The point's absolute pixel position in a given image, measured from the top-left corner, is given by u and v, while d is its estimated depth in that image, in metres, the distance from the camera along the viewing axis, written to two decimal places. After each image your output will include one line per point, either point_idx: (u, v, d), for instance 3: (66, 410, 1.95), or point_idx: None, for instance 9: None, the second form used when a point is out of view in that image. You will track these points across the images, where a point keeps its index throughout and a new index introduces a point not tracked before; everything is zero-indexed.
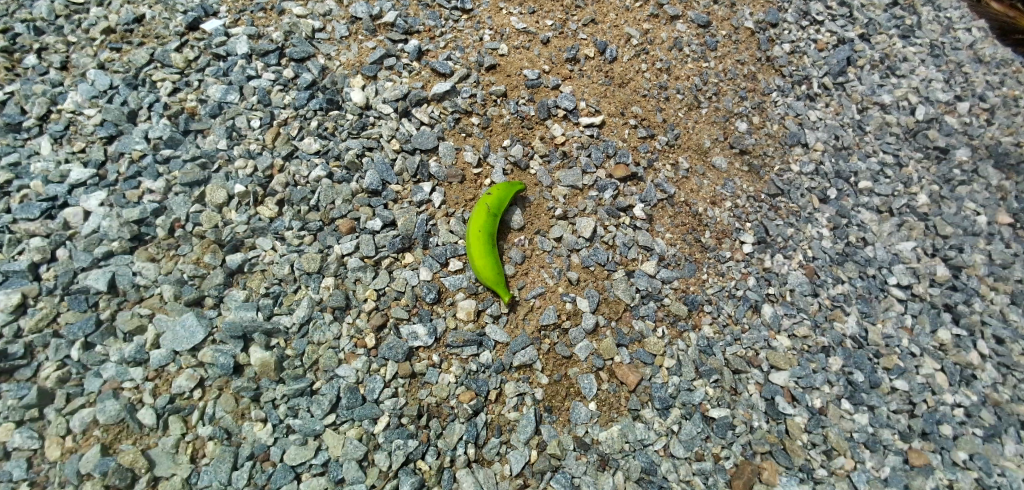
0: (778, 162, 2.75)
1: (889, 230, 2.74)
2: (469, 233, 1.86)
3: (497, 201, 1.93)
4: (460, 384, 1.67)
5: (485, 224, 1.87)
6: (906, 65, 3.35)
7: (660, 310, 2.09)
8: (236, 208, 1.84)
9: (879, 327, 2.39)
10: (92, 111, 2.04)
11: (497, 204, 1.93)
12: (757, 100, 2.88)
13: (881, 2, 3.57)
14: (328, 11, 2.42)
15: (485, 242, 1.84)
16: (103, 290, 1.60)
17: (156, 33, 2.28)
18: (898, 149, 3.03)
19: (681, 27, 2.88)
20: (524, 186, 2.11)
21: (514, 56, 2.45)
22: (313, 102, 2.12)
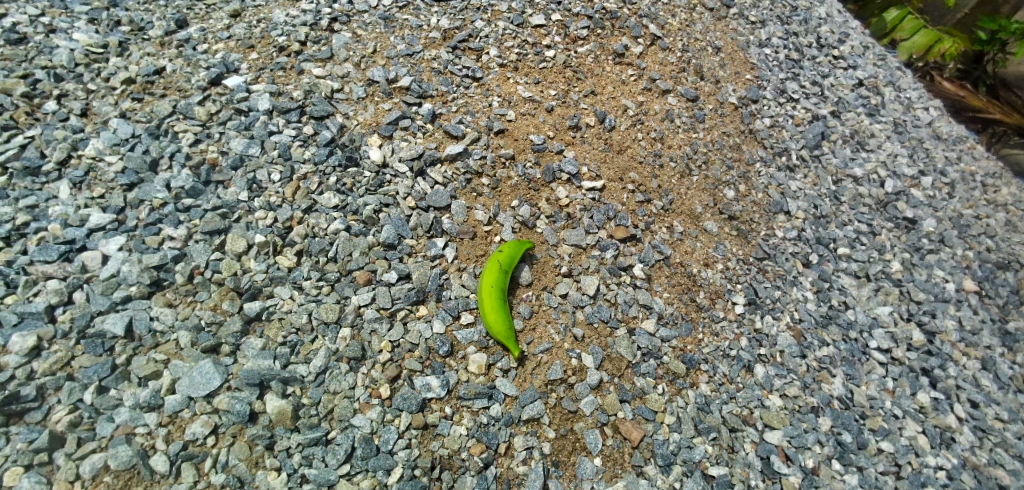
0: (763, 228, 2.94)
1: (867, 294, 2.91)
2: (482, 287, 1.95)
3: (508, 257, 2.03)
4: (471, 436, 1.69)
5: (496, 279, 1.95)
6: (874, 139, 3.67)
7: (659, 368, 2.16)
8: (256, 257, 1.89)
9: (864, 389, 2.49)
10: (114, 158, 2.08)
11: (507, 260, 2.03)
12: (742, 169, 3.11)
13: (847, 83, 3.95)
14: (347, 73, 2.59)
15: (497, 296, 1.92)
16: (120, 335, 1.60)
17: (178, 85, 2.40)
18: (871, 220, 3.26)
19: (672, 100, 3.14)
20: (531, 242, 2.23)
21: (521, 122, 2.64)
22: (333, 159, 2.24)
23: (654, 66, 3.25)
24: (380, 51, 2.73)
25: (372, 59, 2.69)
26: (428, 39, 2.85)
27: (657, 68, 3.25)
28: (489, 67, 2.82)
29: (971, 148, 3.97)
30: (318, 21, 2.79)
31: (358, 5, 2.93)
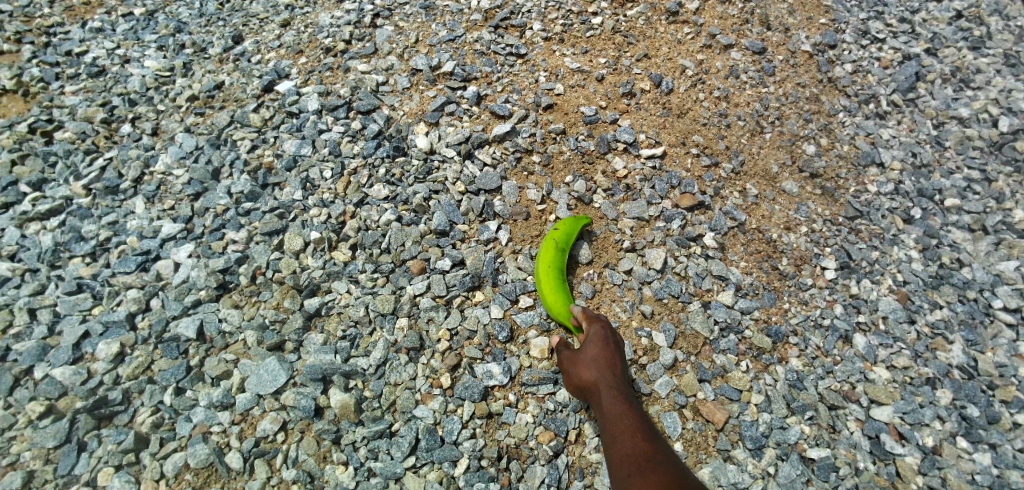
0: (853, 184, 2.61)
1: (986, 249, 2.50)
2: (539, 267, 1.84)
3: (565, 234, 1.90)
4: (538, 424, 1.59)
5: (555, 258, 1.83)
6: (981, 76, 3.16)
7: (742, 343, 1.96)
8: (313, 254, 1.90)
9: (991, 356, 2.14)
10: (181, 171, 2.18)
11: (565, 238, 1.90)
12: (823, 121, 2.78)
13: (943, 16, 3.44)
14: (390, 66, 2.57)
15: (555, 277, 1.80)
16: (192, 338, 1.65)
17: (235, 97, 2.48)
18: (984, 164, 2.80)
19: (736, 55, 2.86)
20: (589, 217, 2.09)
21: (571, 94, 2.49)
22: (381, 151, 2.22)
23: (712, 20, 2.97)
24: (422, 40, 2.68)
25: (414, 48, 2.65)
26: (469, 21, 2.77)
27: (716, 22, 2.97)
28: (533, 42, 2.70)
29: None
30: (362, 19, 2.78)
31: None
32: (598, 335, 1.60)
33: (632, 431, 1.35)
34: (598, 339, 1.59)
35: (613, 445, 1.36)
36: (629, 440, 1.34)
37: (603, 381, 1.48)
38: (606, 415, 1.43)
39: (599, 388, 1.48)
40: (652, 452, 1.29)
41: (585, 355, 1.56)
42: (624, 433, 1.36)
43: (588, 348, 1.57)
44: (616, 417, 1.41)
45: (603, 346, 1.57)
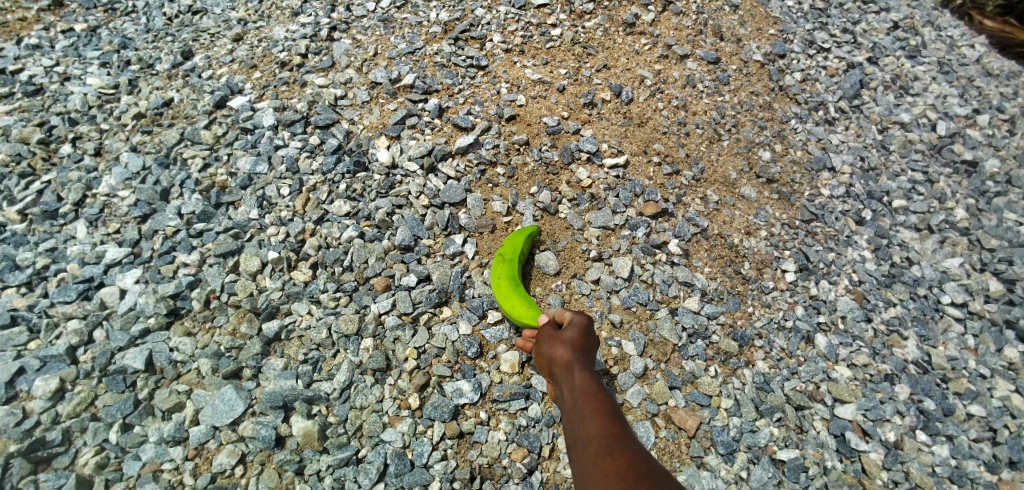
0: (807, 188, 2.71)
1: (932, 248, 2.63)
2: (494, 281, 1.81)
3: (512, 246, 1.89)
4: (511, 441, 1.57)
5: (507, 270, 1.81)
6: (918, 83, 3.36)
7: (709, 348, 1.99)
8: (271, 275, 1.83)
9: (941, 350, 2.25)
10: (126, 193, 2.06)
11: (512, 250, 1.88)
12: (776, 128, 2.88)
13: (882, 26, 3.63)
14: (349, 79, 2.52)
15: (512, 286, 1.78)
16: (140, 369, 1.55)
17: (185, 113, 2.38)
18: (926, 166, 2.96)
19: (692, 65, 2.94)
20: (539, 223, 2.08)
21: (533, 106, 2.50)
22: (340, 166, 2.16)
23: (668, 32, 3.05)
24: (381, 53, 2.65)
25: (373, 62, 2.61)
26: (429, 33, 2.75)
27: (672, 33, 3.05)
28: (494, 54, 2.70)
29: None
30: (318, 32, 2.74)
31: (356, 10, 2.86)
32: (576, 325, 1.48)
33: (598, 409, 1.14)
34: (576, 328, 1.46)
35: (572, 431, 1.14)
36: (595, 421, 1.10)
37: (577, 365, 1.31)
38: (573, 397, 1.23)
39: (572, 370, 1.31)
40: (616, 432, 1.06)
41: (559, 340, 1.42)
42: (587, 413, 1.14)
43: (564, 333, 1.45)
44: (582, 398, 1.19)
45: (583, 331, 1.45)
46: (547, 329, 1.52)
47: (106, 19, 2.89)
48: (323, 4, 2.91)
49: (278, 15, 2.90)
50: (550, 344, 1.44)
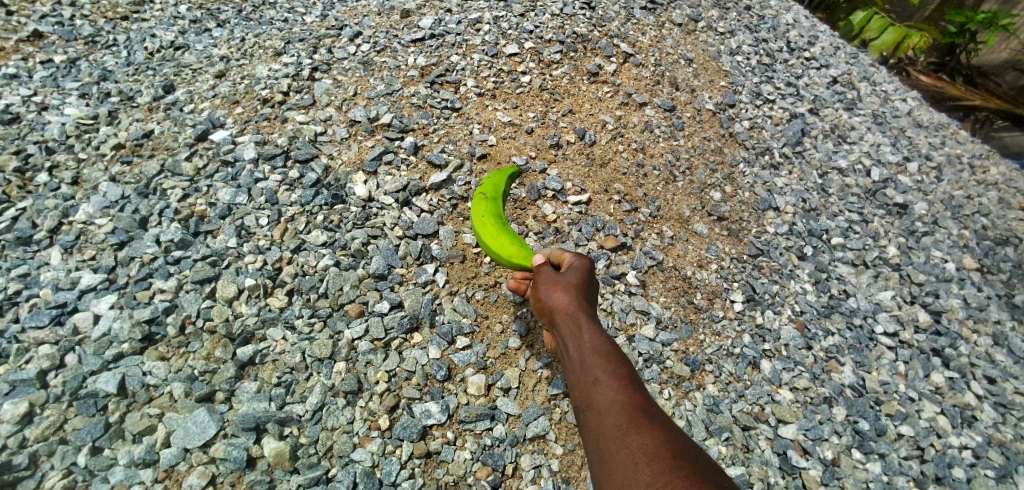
0: (754, 225, 2.96)
1: (867, 281, 2.90)
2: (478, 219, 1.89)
3: (492, 188, 1.98)
4: (476, 460, 1.67)
5: (489, 207, 1.90)
6: (855, 133, 3.73)
7: (664, 373, 2.13)
8: (247, 301, 1.89)
9: (875, 374, 2.47)
10: (104, 220, 2.11)
11: (493, 191, 1.98)
12: (726, 171, 3.16)
13: (821, 81, 4.04)
14: (329, 117, 2.66)
15: (494, 219, 1.85)
16: (112, 393, 1.58)
17: (166, 145, 2.45)
18: (861, 208, 3.28)
19: (650, 112, 3.22)
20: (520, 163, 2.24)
21: (503, 146, 2.69)
22: (318, 199, 2.27)
23: (628, 81, 3.34)
24: (361, 93, 2.81)
25: (353, 101, 2.77)
26: (407, 77, 2.94)
27: (632, 83, 3.34)
28: (468, 97, 2.90)
29: (953, 133, 4.09)
30: (300, 72, 2.89)
31: (338, 53, 3.05)
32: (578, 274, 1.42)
33: (614, 375, 1.07)
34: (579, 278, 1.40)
35: (583, 397, 1.08)
36: (613, 387, 1.04)
37: (584, 320, 1.25)
38: (582, 356, 1.16)
39: (577, 324, 1.24)
40: (638, 403, 1.00)
41: (563, 290, 1.35)
42: (603, 377, 1.07)
43: (568, 282, 1.38)
44: (595, 359, 1.13)
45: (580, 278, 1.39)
46: (548, 275, 1.44)
47: (87, 52, 2.97)
48: (306, 46, 3.08)
49: (261, 54, 3.04)
50: (546, 288, 1.38)
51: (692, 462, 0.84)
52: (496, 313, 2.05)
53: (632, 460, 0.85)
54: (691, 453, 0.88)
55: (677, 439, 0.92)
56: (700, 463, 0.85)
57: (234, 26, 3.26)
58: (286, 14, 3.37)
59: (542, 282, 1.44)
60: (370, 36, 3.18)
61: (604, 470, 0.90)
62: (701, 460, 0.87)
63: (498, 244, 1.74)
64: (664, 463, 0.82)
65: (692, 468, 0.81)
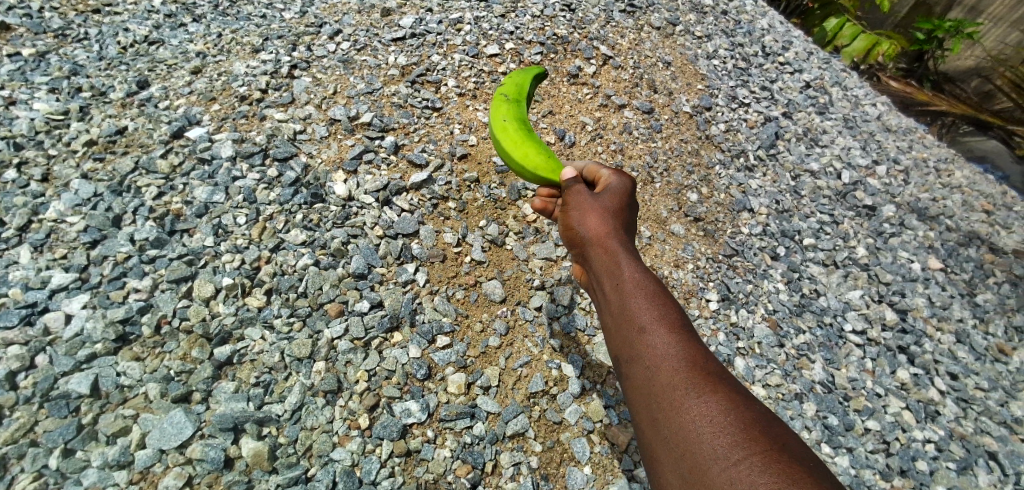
0: (729, 226, 3.05)
1: (837, 281, 3.00)
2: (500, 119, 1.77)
3: (516, 91, 1.85)
4: (456, 458, 1.69)
5: (512, 109, 1.78)
6: (827, 136, 3.85)
7: None
8: (224, 301, 1.88)
9: (844, 371, 2.57)
10: (75, 218, 2.07)
11: (517, 95, 1.85)
12: (702, 173, 3.24)
13: (795, 86, 4.15)
14: (308, 115, 2.65)
15: (517, 121, 1.74)
16: (85, 394, 1.56)
17: (140, 142, 2.41)
18: (832, 209, 3.38)
19: (628, 114, 3.27)
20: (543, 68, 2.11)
21: (483, 145, 2.70)
22: (297, 197, 2.25)
23: (608, 83, 3.40)
24: (340, 92, 2.80)
25: (332, 99, 2.75)
26: (387, 76, 2.94)
27: (611, 85, 3.40)
28: (448, 97, 2.91)
29: (921, 137, 4.25)
30: (279, 69, 2.86)
31: (317, 51, 3.03)
32: (613, 202, 1.39)
33: (664, 319, 1.08)
34: (613, 207, 1.38)
35: (630, 342, 1.09)
36: (666, 333, 1.05)
37: (626, 259, 1.23)
38: (625, 298, 1.16)
39: (618, 261, 1.24)
40: (691, 351, 1.01)
41: (601, 225, 1.32)
42: (652, 322, 1.08)
43: (603, 214, 1.34)
44: (643, 302, 1.12)
45: (613, 208, 1.37)
46: (586, 202, 1.39)
47: (56, 45, 2.89)
48: (284, 42, 3.05)
49: (238, 50, 3.00)
50: (580, 218, 1.37)
51: (757, 417, 0.88)
52: (476, 312, 2.07)
53: (697, 420, 0.88)
54: (751, 401, 0.92)
55: (733, 386, 0.96)
56: (763, 414, 0.89)
57: (210, 21, 3.21)
58: (264, 10, 3.33)
59: (576, 210, 1.40)
60: (350, 34, 3.17)
61: (664, 422, 0.94)
62: (761, 408, 0.91)
63: (522, 154, 1.64)
64: (734, 423, 0.85)
65: (761, 427, 0.84)
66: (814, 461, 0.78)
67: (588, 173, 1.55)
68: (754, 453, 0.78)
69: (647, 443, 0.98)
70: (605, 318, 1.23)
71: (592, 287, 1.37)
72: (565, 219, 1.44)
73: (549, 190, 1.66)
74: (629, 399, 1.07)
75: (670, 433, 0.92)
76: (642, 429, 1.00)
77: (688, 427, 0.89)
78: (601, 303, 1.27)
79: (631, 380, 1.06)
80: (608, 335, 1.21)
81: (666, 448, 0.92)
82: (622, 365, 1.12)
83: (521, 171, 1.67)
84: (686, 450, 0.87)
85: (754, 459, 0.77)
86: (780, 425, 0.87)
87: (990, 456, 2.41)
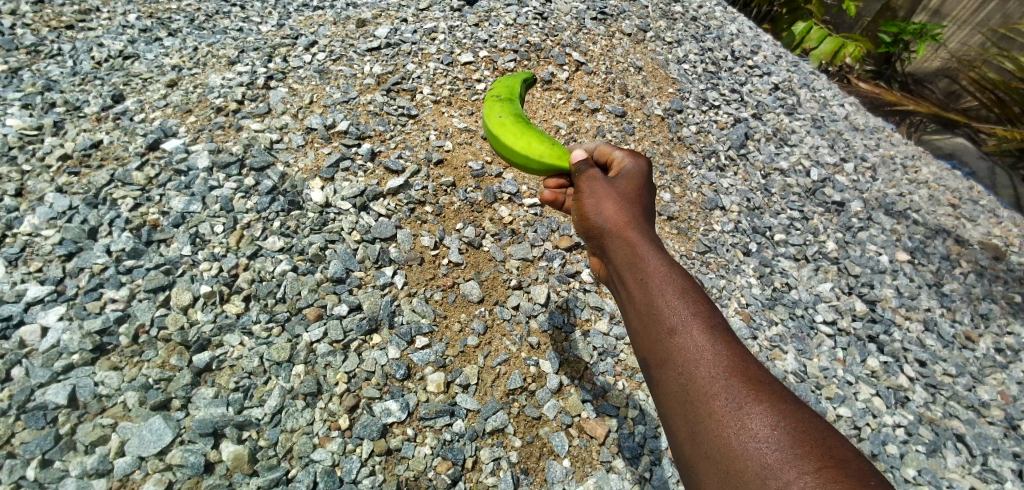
0: (702, 224, 3.14)
1: (808, 274, 3.11)
2: (494, 116, 1.77)
3: (507, 94, 1.89)
4: (436, 455, 1.73)
5: (505, 107, 1.79)
6: (795, 136, 3.98)
7: (618, 365, 2.14)
8: (202, 308, 1.90)
9: (815, 361, 2.66)
10: (50, 232, 2.07)
11: (508, 95, 1.88)
12: (675, 174, 3.34)
13: (764, 88, 4.28)
14: (285, 125, 2.67)
15: (512, 117, 1.74)
16: (63, 404, 1.57)
17: (116, 155, 2.41)
18: (802, 206, 3.50)
19: (601, 117, 3.36)
20: (531, 75, 2.13)
21: (459, 151, 2.74)
22: (275, 205, 2.28)
23: (580, 89, 3.49)
24: (317, 101, 2.84)
25: (309, 109, 2.79)
26: (363, 85, 2.99)
27: (584, 90, 3.50)
28: (424, 104, 2.96)
29: (887, 135, 4.43)
30: (254, 81, 2.88)
31: (293, 62, 3.06)
32: (630, 188, 1.36)
33: (697, 318, 1.04)
34: (630, 194, 1.35)
35: (659, 344, 1.05)
36: (699, 334, 1.01)
37: (650, 251, 1.19)
38: (651, 293, 1.11)
39: (640, 254, 1.19)
40: (732, 353, 0.98)
41: (619, 214, 1.29)
42: (683, 322, 1.04)
43: (621, 201, 1.32)
44: (672, 300, 1.08)
45: (632, 195, 1.35)
46: (600, 188, 1.37)
47: (28, 61, 2.87)
48: (260, 54, 3.08)
49: (214, 63, 3.02)
50: (599, 208, 1.34)
51: (808, 427, 0.85)
52: (454, 313, 2.12)
53: (743, 433, 0.85)
54: (797, 406, 0.90)
55: (776, 390, 0.93)
56: (814, 422, 0.86)
57: (186, 35, 3.23)
58: (240, 24, 3.35)
59: (590, 197, 1.38)
60: (326, 45, 3.21)
61: (702, 433, 0.91)
62: (809, 415, 0.88)
63: (525, 144, 1.62)
64: (784, 438, 0.82)
65: (814, 440, 0.81)
66: (876, 477, 0.75)
67: (599, 154, 1.53)
68: (809, 473, 0.76)
69: (683, 454, 0.95)
70: (629, 314, 1.19)
71: (611, 279, 1.35)
72: (578, 207, 1.42)
73: (558, 181, 1.62)
74: (660, 406, 1.04)
75: (712, 446, 0.89)
76: (677, 438, 0.98)
77: (733, 442, 0.86)
78: (623, 298, 1.24)
79: (662, 385, 1.03)
80: (632, 333, 1.18)
81: (706, 464, 0.89)
82: (651, 368, 1.08)
83: (525, 162, 1.63)
84: (731, 466, 0.84)
85: (811, 480, 0.75)
86: (832, 435, 0.84)
87: (958, 438, 2.51)
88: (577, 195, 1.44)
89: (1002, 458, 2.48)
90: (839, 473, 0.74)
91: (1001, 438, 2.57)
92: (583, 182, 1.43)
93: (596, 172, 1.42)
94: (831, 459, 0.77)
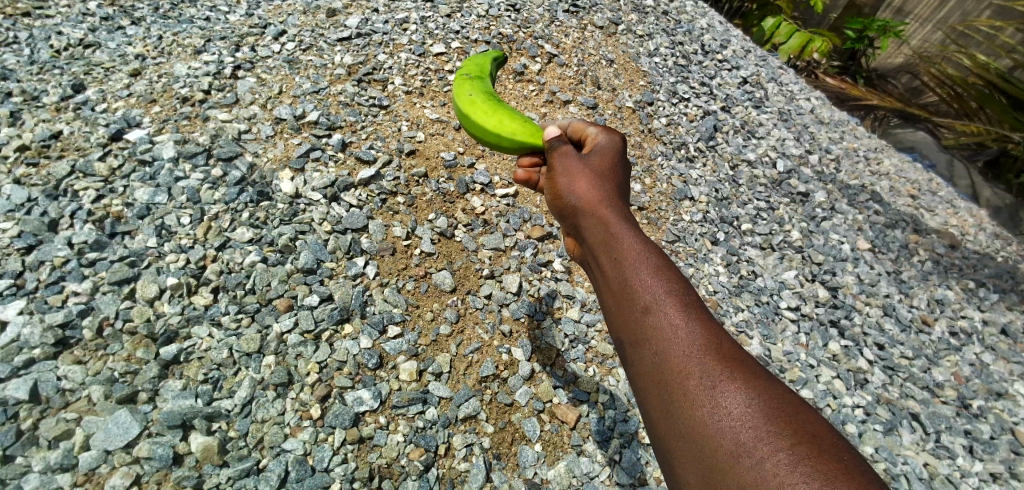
0: (672, 214, 3.23)
1: (773, 262, 3.22)
2: (463, 94, 1.78)
3: (477, 73, 1.90)
4: (409, 442, 1.75)
5: (475, 86, 1.81)
6: (763, 128, 4.09)
7: (589, 352, 2.19)
8: (169, 301, 1.87)
9: (780, 345, 2.76)
10: (8, 224, 2.01)
11: (478, 75, 1.89)
12: (646, 165, 3.41)
13: (733, 81, 4.39)
14: (253, 115, 2.63)
15: (481, 95, 1.75)
16: (23, 400, 1.54)
17: (77, 146, 2.34)
18: (768, 196, 3.60)
19: (574, 109, 3.40)
20: (503, 55, 2.13)
21: (432, 142, 2.75)
22: (243, 196, 2.25)
23: (553, 80, 3.53)
24: (286, 92, 2.80)
25: (278, 99, 2.75)
26: (333, 75, 2.95)
27: (556, 82, 3.53)
28: (396, 95, 2.94)
29: (851, 129, 4.60)
30: (221, 70, 2.82)
31: (261, 52, 3.00)
32: (603, 167, 1.41)
33: (671, 297, 1.07)
34: (604, 174, 1.39)
35: (635, 322, 1.09)
36: (674, 313, 1.04)
37: (624, 230, 1.22)
38: (626, 271, 1.15)
39: (615, 233, 1.23)
40: (706, 330, 1.02)
41: (593, 192, 1.32)
42: (658, 302, 1.07)
43: (594, 180, 1.36)
44: (648, 279, 1.11)
45: (606, 174, 1.39)
46: (575, 166, 1.41)
47: None
48: (227, 44, 3.01)
49: (180, 52, 2.94)
50: (573, 186, 1.37)
51: (779, 402, 0.89)
52: (427, 302, 2.13)
53: (717, 411, 0.89)
54: (768, 382, 0.94)
55: (746, 366, 0.97)
56: (785, 397, 0.91)
57: (150, 24, 3.13)
58: (207, 13, 3.26)
59: (564, 176, 1.40)
60: (295, 35, 3.16)
61: (676, 410, 0.94)
62: (780, 390, 0.93)
63: (497, 122, 1.63)
64: (758, 415, 0.86)
65: (786, 416, 0.86)
66: (842, 450, 0.81)
67: (573, 132, 1.57)
68: (782, 448, 0.80)
69: (656, 430, 0.98)
70: (604, 293, 1.22)
71: (585, 258, 1.38)
72: (551, 185, 1.45)
73: (531, 160, 1.66)
74: (634, 383, 1.07)
75: (685, 422, 0.92)
76: (650, 415, 1.01)
77: (707, 419, 0.89)
78: (597, 278, 1.27)
79: (637, 364, 1.06)
80: (607, 311, 1.21)
81: (678, 439, 0.92)
82: (627, 347, 1.11)
83: (498, 140, 1.65)
84: (705, 442, 0.88)
85: (784, 455, 0.79)
86: (802, 409, 0.88)
87: (913, 417, 2.65)
88: (551, 173, 1.46)
89: (954, 435, 2.63)
90: (811, 448, 0.79)
91: (953, 416, 2.73)
92: (556, 160, 1.46)
93: (570, 150, 1.46)
94: (805, 435, 0.82)
